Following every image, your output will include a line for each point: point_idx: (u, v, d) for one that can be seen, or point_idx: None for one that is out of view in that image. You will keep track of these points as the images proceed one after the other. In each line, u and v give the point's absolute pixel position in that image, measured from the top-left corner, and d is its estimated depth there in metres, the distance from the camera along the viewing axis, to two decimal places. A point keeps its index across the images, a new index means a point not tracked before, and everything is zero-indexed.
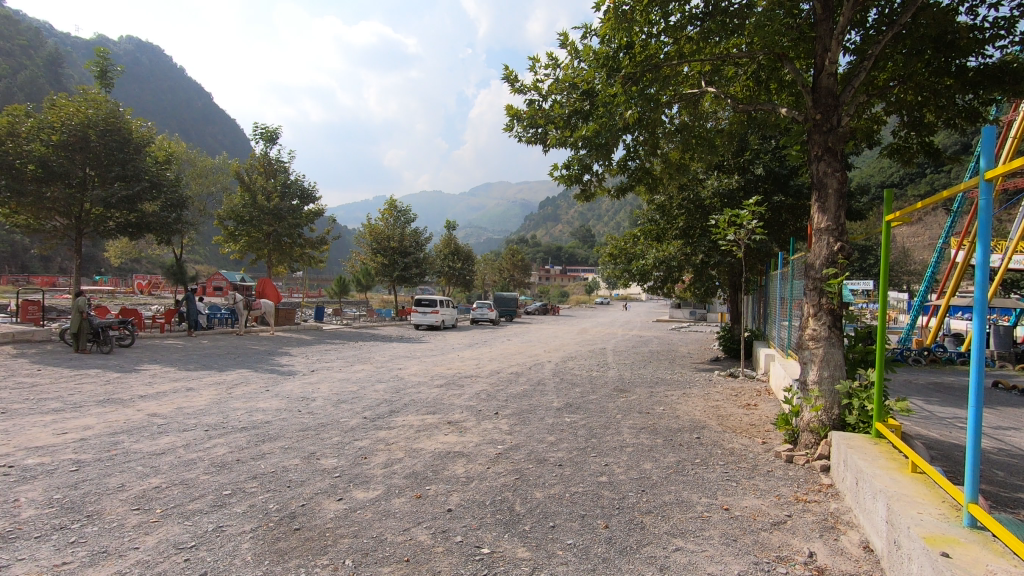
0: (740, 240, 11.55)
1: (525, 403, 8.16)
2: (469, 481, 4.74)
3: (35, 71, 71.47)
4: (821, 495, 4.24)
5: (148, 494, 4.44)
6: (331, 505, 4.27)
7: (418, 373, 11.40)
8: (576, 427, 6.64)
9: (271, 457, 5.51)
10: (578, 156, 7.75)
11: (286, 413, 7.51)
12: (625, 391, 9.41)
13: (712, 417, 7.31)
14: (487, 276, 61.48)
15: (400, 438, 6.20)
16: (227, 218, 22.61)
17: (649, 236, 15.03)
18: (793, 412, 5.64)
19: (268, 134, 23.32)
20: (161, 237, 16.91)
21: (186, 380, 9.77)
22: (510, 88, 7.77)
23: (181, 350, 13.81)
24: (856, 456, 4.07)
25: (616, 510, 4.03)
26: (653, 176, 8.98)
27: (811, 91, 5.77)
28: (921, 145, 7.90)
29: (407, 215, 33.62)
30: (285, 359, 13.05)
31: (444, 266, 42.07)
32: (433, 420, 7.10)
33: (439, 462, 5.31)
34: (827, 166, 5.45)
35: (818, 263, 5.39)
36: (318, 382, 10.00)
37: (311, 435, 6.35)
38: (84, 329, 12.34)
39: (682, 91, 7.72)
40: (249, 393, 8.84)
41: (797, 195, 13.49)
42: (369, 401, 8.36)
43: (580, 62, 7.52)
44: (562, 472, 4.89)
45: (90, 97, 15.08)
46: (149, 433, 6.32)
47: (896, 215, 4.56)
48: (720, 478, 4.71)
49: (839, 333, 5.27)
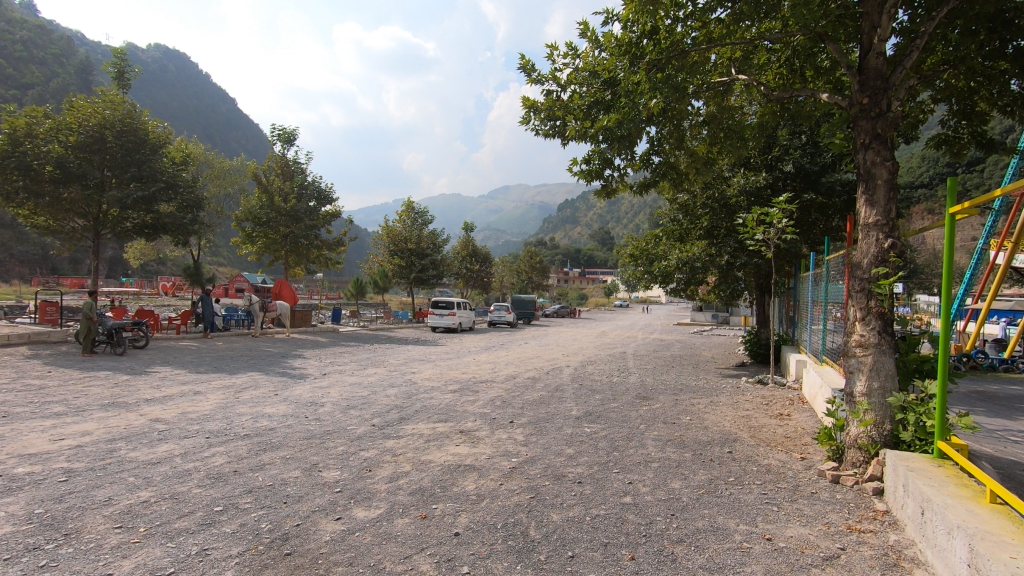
0: (770, 240, 10.95)
1: (542, 412, 7.72)
2: (480, 500, 4.33)
3: (68, 78, 73.84)
4: (877, 524, 3.74)
5: (135, 510, 4.12)
6: (328, 526, 3.89)
7: (431, 377, 11.03)
8: (597, 438, 6.20)
9: (271, 469, 5.17)
10: (599, 149, 7.32)
11: (293, 419, 7.18)
12: (649, 398, 8.91)
13: (743, 429, 6.79)
14: (505, 278, 61.26)
15: (408, 449, 5.83)
16: (244, 220, 22.60)
17: (672, 237, 14.55)
18: (836, 426, 5.12)
19: (286, 135, 23.31)
20: (178, 238, 16.82)
21: (195, 383, 9.56)
22: (526, 78, 7.39)
23: (195, 351, 13.69)
24: (920, 480, 3.55)
25: (643, 537, 3.59)
26: (679, 172, 8.41)
27: (855, 74, 5.26)
28: (972, 136, 7.28)
29: (424, 217, 33.44)
30: (297, 362, 12.83)
31: (462, 268, 41.89)
32: (444, 428, 6.72)
33: (447, 476, 4.91)
34: (876, 154, 4.94)
35: (866, 262, 4.89)
36: (329, 387, 9.70)
37: (316, 444, 6.01)
38: (94, 332, 12.19)
39: (710, 81, 7.24)
40: (257, 397, 8.56)
41: (829, 193, 12.71)
42: (379, 407, 8.00)
43: (601, 51, 7.16)
44: (581, 491, 4.44)
45: (108, 98, 15.09)
46: (149, 440, 6.04)
47: (961, 207, 4.07)
48: (759, 501, 4.21)
49: (890, 339, 4.75)
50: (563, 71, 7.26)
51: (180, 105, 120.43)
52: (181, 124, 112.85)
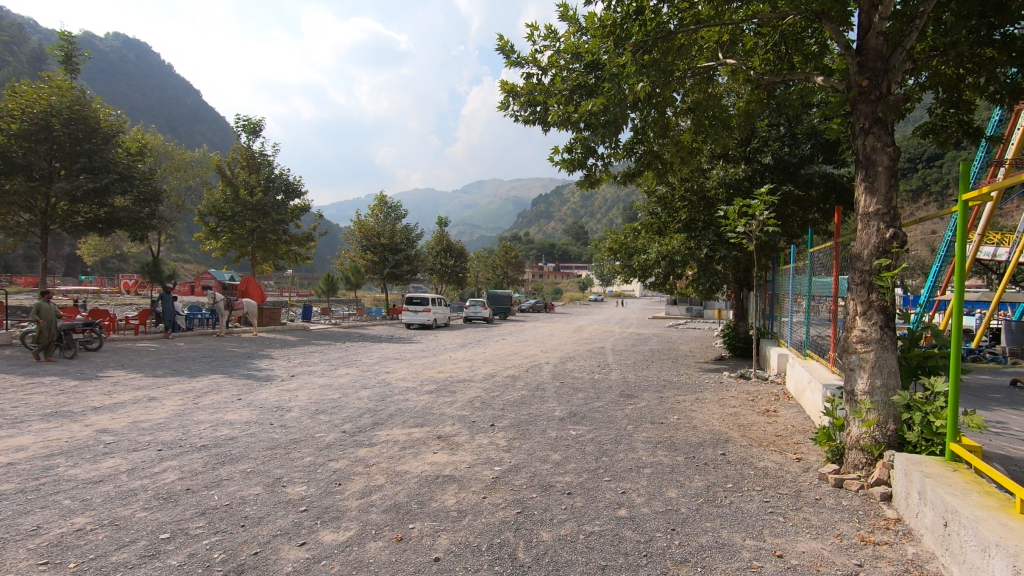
0: (751, 232, 10.76)
1: (524, 413, 7.36)
2: (461, 517, 3.93)
3: (18, 65, 70.47)
4: (890, 534, 3.48)
5: (65, 541, 3.60)
6: (291, 554, 3.45)
7: (406, 377, 10.56)
8: (583, 442, 5.85)
9: (229, 485, 4.68)
10: (581, 137, 6.96)
11: (256, 427, 6.66)
12: (633, 396, 8.63)
13: (733, 427, 6.54)
14: (480, 273, 60.71)
15: (382, 458, 5.39)
16: (208, 214, 21.62)
17: (650, 230, 14.29)
18: (835, 425, 4.89)
19: (251, 126, 22.41)
20: (134, 234, 15.88)
21: (151, 388, 8.91)
22: (505, 60, 6.99)
23: (154, 353, 12.91)
24: (939, 486, 3.29)
25: (644, 558, 3.25)
26: (663, 162, 8.10)
27: (853, 56, 5.00)
28: (959, 125, 7.10)
29: (397, 211, 32.65)
30: (264, 363, 12.18)
31: (437, 263, 41.32)
32: (421, 434, 6.30)
33: (425, 490, 4.49)
34: (876, 140, 4.68)
35: (866, 253, 4.64)
36: (297, 389, 9.16)
37: (280, 455, 5.52)
38: (51, 338, 11.30)
39: (696, 66, 6.96)
40: (219, 402, 7.99)
41: (807, 185, 12.52)
42: (350, 411, 7.54)
43: (583, 33, 6.80)
44: (572, 503, 4.09)
45: (55, 83, 14.08)
46: (92, 455, 5.46)
47: (976, 194, 3.80)
48: (762, 510, 3.92)
49: (892, 334, 4.52)
50: (543, 53, 6.86)
51: (142, 96, 116.14)
52: (141, 115, 108.93)
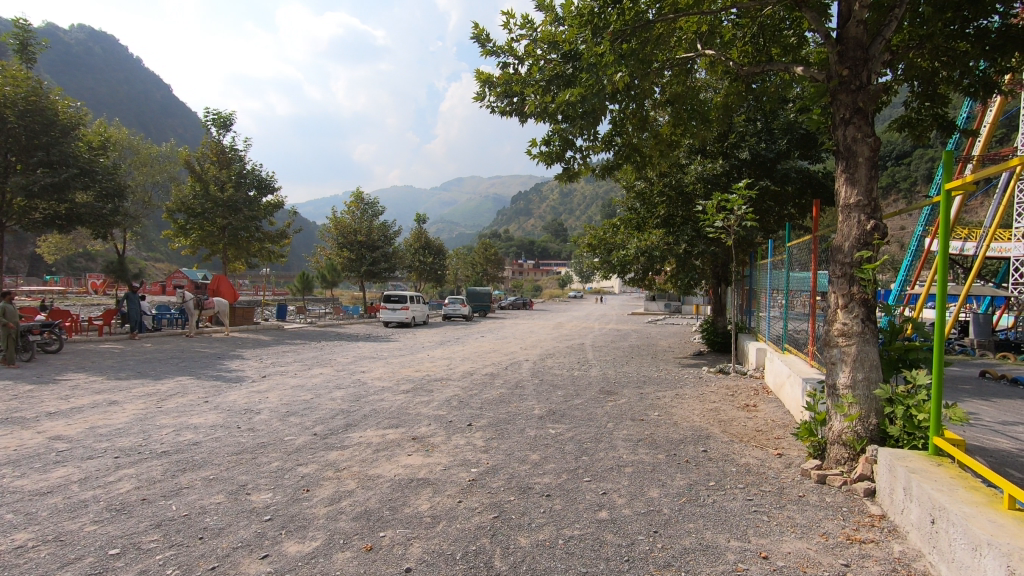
0: (730, 227, 10.74)
1: (502, 412, 7.18)
2: (435, 523, 3.75)
3: None
4: (876, 532, 3.40)
5: (3, 560, 3.31)
6: (251, 568, 3.22)
7: (382, 376, 10.29)
8: (563, 441, 5.71)
9: (189, 494, 4.41)
10: (559, 129, 6.81)
11: (222, 431, 6.36)
12: (613, 393, 8.52)
13: (713, 423, 6.47)
14: (460, 271, 60.31)
15: (354, 462, 5.16)
16: (176, 211, 20.93)
17: (629, 226, 14.21)
18: (816, 420, 4.81)
19: (221, 120, 21.74)
20: (97, 231, 15.26)
21: (112, 391, 8.51)
22: (481, 49, 6.78)
23: (117, 355, 12.39)
24: (926, 482, 3.21)
25: (626, 563, 3.11)
26: (643, 155, 7.97)
27: (834, 45, 4.92)
28: (934, 118, 7.10)
29: (374, 208, 32.15)
30: (234, 364, 11.78)
31: (415, 261, 40.83)
32: (395, 435, 6.08)
33: (398, 495, 4.29)
34: (857, 130, 4.62)
35: (847, 245, 4.57)
36: (268, 391, 8.85)
37: (246, 461, 5.25)
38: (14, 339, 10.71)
39: (675, 57, 6.84)
40: (184, 406, 7.64)
41: (783, 180, 12.57)
42: (323, 413, 7.26)
43: (561, 21, 6.61)
44: (551, 506, 3.93)
45: (9, 73, 13.40)
46: (42, 464, 5.13)
47: (959, 183, 3.75)
48: (746, 509, 3.82)
49: (873, 327, 4.46)
50: (520, 42, 6.67)
51: (109, 90, 112.48)
52: (107, 109, 105.64)
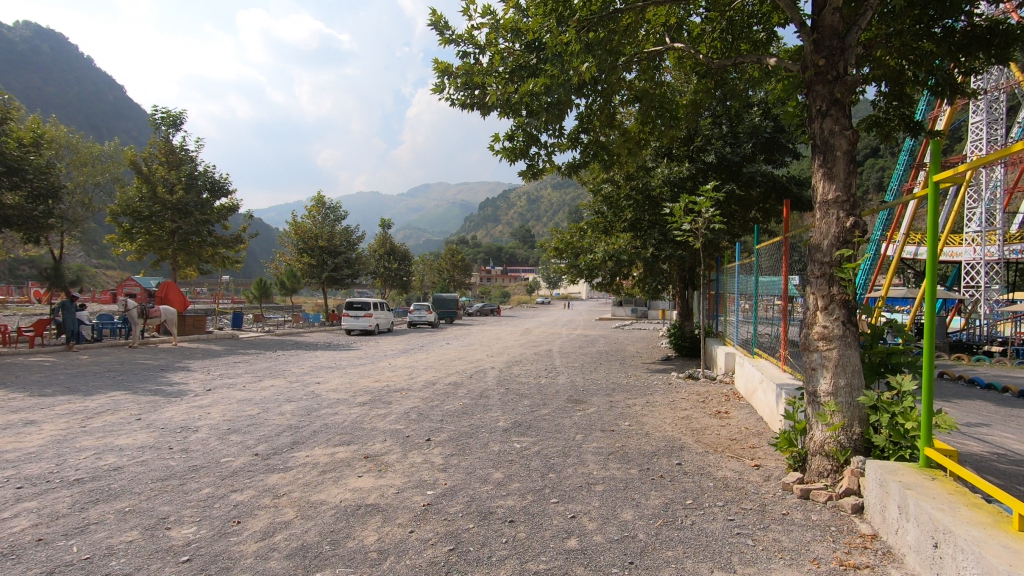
0: (697, 229, 10.53)
1: (463, 425, 6.70)
2: (381, 559, 3.27)
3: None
4: (872, 556, 3.09)
5: None
6: None
7: (338, 388, 9.66)
8: (528, 456, 5.29)
9: (97, 531, 3.82)
10: (523, 123, 6.44)
11: (150, 453, 5.69)
12: (582, 401, 8.15)
13: (686, 432, 6.17)
14: (426, 278, 59.40)
15: (296, 486, 4.63)
16: (120, 214, 19.67)
17: (596, 229, 13.88)
18: (796, 429, 4.53)
19: (171, 118, 20.60)
20: (29, 236, 14.13)
21: (32, 409, 7.67)
22: (439, 36, 6.36)
23: (46, 369, 11.35)
24: (923, 500, 2.91)
25: None
26: (610, 153, 7.66)
27: (809, 34, 4.69)
28: (901, 119, 6.96)
29: (336, 213, 31.24)
30: (177, 376, 10.94)
31: (380, 266, 39.88)
32: (346, 453, 5.56)
33: (342, 525, 3.79)
34: (834, 123, 4.38)
35: (826, 243, 4.33)
36: (210, 406, 8.13)
37: (171, 488, 4.65)
38: None
39: (643, 50, 6.55)
40: (112, 425, 6.90)
41: (749, 183, 12.52)
42: (268, 429, 6.66)
43: (525, 8, 6.23)
44: (513, 535, 3.51)
45: None
46: None
47: (946, 175, 3.50)
48: (728, 532, 3.47)
49: (854, 330, 4.21)
50: (481, 29, 6.27)
51: (56, 89, 107.34)
52: (53, 108, 100.56)
